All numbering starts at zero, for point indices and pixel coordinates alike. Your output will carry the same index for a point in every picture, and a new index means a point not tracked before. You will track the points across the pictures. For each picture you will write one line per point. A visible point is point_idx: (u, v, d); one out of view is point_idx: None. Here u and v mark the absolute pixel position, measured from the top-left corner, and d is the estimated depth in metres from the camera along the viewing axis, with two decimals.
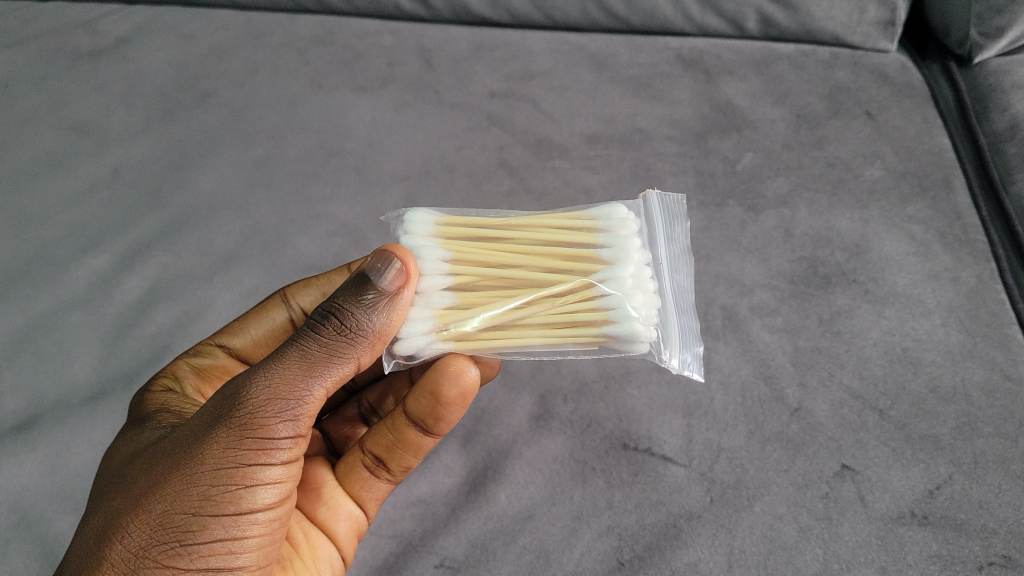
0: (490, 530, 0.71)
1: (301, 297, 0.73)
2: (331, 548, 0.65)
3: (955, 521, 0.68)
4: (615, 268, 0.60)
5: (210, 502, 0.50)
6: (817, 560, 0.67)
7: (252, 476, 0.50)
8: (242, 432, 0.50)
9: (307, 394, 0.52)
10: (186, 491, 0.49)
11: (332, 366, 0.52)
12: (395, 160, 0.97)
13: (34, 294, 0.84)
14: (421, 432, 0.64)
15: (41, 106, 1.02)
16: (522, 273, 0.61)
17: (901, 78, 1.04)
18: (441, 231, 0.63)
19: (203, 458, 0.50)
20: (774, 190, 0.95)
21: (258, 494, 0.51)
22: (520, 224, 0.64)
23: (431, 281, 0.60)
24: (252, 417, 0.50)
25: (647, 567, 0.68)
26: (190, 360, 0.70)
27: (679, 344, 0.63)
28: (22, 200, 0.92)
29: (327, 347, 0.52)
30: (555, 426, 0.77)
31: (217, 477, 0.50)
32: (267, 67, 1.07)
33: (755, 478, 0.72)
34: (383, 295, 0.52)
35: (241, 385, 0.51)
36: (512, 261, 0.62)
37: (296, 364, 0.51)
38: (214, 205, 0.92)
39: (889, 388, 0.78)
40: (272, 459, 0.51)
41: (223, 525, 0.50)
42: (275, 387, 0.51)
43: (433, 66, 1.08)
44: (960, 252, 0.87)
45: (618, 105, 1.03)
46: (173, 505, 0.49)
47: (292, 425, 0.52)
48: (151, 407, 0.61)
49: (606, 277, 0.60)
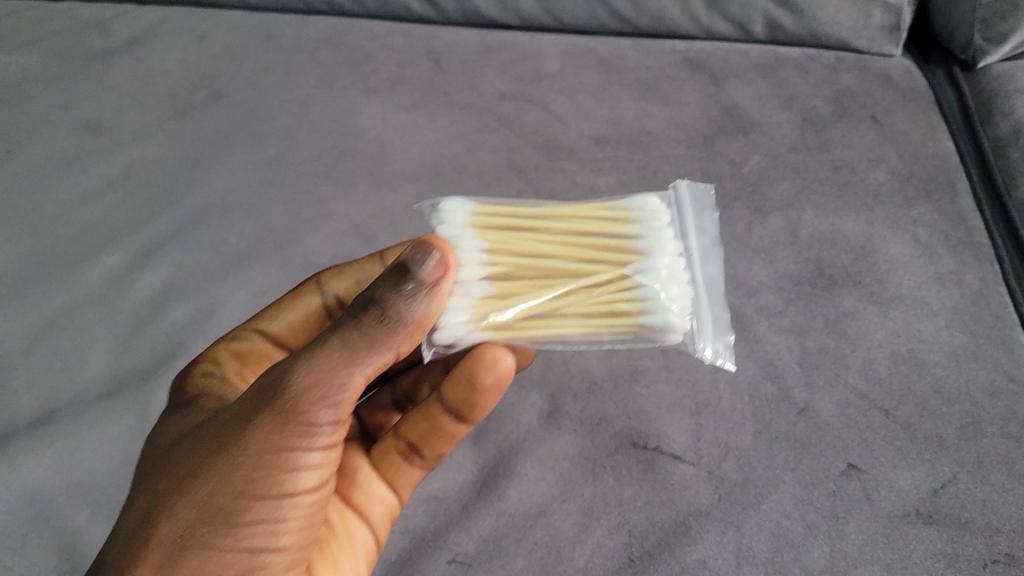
0: (502, 526, 0.72)
1: (334, 283, 0.74)
2: (365, 532, 0.65)
3: (959, 520, 0.70)
4: (652, 259, 0.62)
5: (253, 486, 0.51)
6: (824, 557, 0.69)
7: (294, 462, 0.52)
8: (284, 420, 0.51)
9: (347, 381, 0.52)
10: (229, 475, 0.51)
11: (373, 355, 0.52)
12: (405, 160, 0.98)
13: (51, 291, 0.85)
14: (455, 420, 0.67)
15: (55, 105, 1.03)
16: (559, 263, 0.62)
17: (906, 82, 1.06)
18: (475, 219, 0.63)
19: (246, 443, 0.51)
20: (780, 192, 0.96)
21: (299, 478, 0.52)
22: (553, 213, 0.65)
23: (469, 269, 0.60)
24: (294, 405, 0.51)
25: (657, 564, 0.69)
26: (230, 345, 0.71)
27: (711, 334, 0.64)
28: (37, 198, 0.93)
29: (368, 336, 0.52)
30: (565, 424, 0.78)
31: (260, 463, 0.51)
32: (279, 67, 1.08)
33: (763, 476, 0.73)
34: (423, 284, 0.52)
35: (282, 372, 0.52)
36: (548, 250, 0.63)
37: (336, 353, 0.52)
38: (228, 204, 0.93)
39: (895, 388, 0.79)
40: (314, 444, 0.52)
41: (265, 508, 0.51)
42: (315, 375, 0.51)
43: (443, 67, 1.09)
44: (963, 256, 0.89)
45: (627, 107, 1.04)
46: (218, 488, 0.51)
47: (333, 412, 0.52)
48: (193, 392, 0.63)
49: (642, 267, 0.62)
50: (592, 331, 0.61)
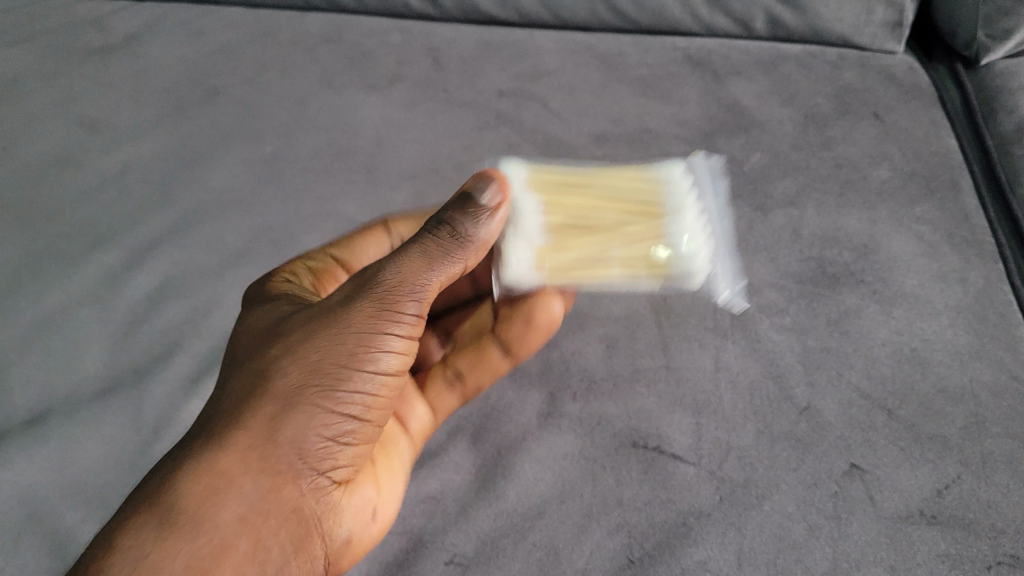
0: (500, 527, 0.71)
1: (401, 226, 0.82)
2: (405, 442, 0.72)
3: (963, 521, 0.70)
4: (682, 210, 0.69)
5: (350, 361, 0.57)
6: (826, 558, 0.69)
7: (382, 343, 0.58)
8: (381, 307, 0.58)
9: (428, 281, 0.60)
10: (330, 349, 0.57)
11: (449, 261, 0.61)
12: (404, 157, 0.97)
13: (46, 289, 0.84)
14: (503, 356, 0.75)
15: (51, 102, 1.02)
16: (603, 214, 0.69)
17: (909, 79, 1.05)
18: (531, 181, 0.71)
19: (349, 321, 0.58)
20: (781, 190, 0.95)
21: (384, 361, 0.59)
22: (598, 172, 0.72)
23: (527, 222, 0.68)
24: (389, 294, 0.59)
25: (657, 565, 0.68)
26: (306, 262, 0.77)
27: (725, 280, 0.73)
28: (33, 195, 0.92)
29: (445, 246, 0.60)
30: (564, 423, 0.77)
31: (358, 339, 0.58)
32: (276, 64, 1.07)
33: (764, 476, 0.73)
34: (484, 209, 0.61)
35: (377, 270, 0.60)
36: (593, 203, 0.70)
37: (419, 257, 0.60)
38: (225, 201, 0.92)
39: (898, 388, 0.79)
40: (400, 331, 0.59)
41: (359, 378, 0.58)
42: (404, 272, 0.59)
43: (441, 64, 1.08)
44: (967, 254, 0.88)
45: (627, 104, 1.03)
46: (320, 358, 0.57)
47: (418, 306, 0.60)
48: (275, 291, 0.69)
49: (682, 220, 0.69)
50: (635, 275, 0.68)
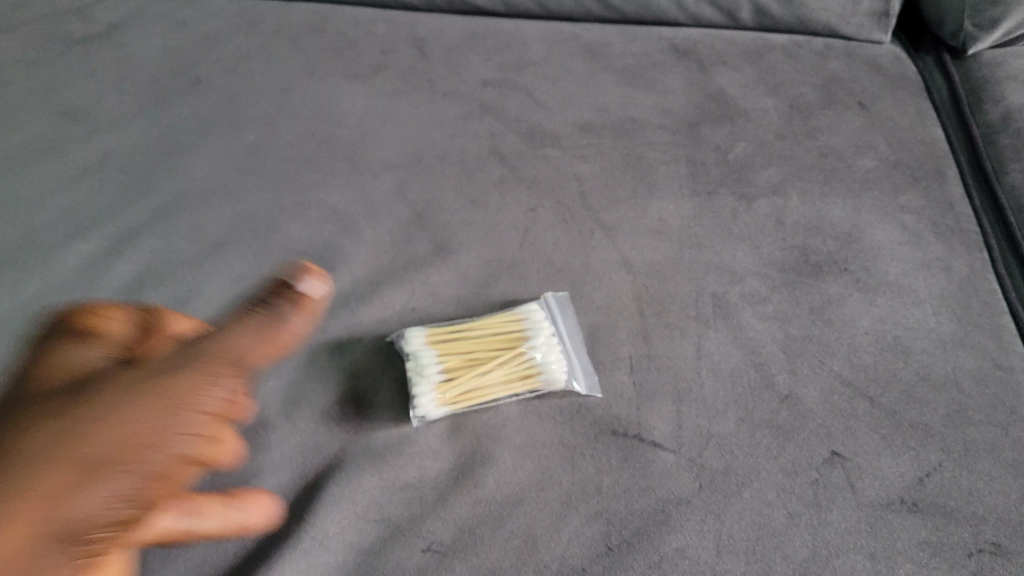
0: (478, 515, 0.70)
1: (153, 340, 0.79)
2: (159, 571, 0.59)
3: (944, 508, 0.70)
4: (537, 340, 0.78)
5: (139, 438, 0.52)
6: (806, 545, 0.68)
7: (178, 424, 0.53)
8: (171, 398, 0.53)
9: (222, 388, 0.55)
10: (124, 416, 0.53)
11: (232, 367, 0.56)
12: (387, 147, 0.97)
13: (24, 277, 0.83)
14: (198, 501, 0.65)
15: (33, 90, 1.01)
16: (481, 353, 0.77)
17: (895, 70, 1.05)
18: (421, 334, 0.78)
19: (149, 391, 0.54)
20: (766, 179, 0.94)
21: (177, 447, 0.53)
22: (472, 324, 0.79)
23: (419, 376, 0.75)
24: (208, 362, 0.55)
25: (635, 552, 0.68)
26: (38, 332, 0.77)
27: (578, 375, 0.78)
28: (12, 183, 0.92)
29: (263, 325, 0.57)
30: (543, 411, 0.76)
31: (153, 411, 0.53)
32: (260, 53, 1.07)
33: (744, 464, 0.73)
34: (295, 303, 0.58)
35: (187, 361, 0.55)
36: (471, 348, 0.78)
37: (228, 348, 0.56)
38: (206, 190, 0.92)
39: (880, 375, 0.79)
40: (201, 407, 0.54)
41: (144, 453, 0.52)
42: (214, 353, 0.55)
43: (426, 54, 1.07)
44: (951, 242, 0.88)
45: (612, 94, 1.03)
46: (105, 426, 0.52)
47: (223, 391, 0.56)
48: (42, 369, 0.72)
49: (544, 342, 0.78)
50: (515, 393, 0.76)
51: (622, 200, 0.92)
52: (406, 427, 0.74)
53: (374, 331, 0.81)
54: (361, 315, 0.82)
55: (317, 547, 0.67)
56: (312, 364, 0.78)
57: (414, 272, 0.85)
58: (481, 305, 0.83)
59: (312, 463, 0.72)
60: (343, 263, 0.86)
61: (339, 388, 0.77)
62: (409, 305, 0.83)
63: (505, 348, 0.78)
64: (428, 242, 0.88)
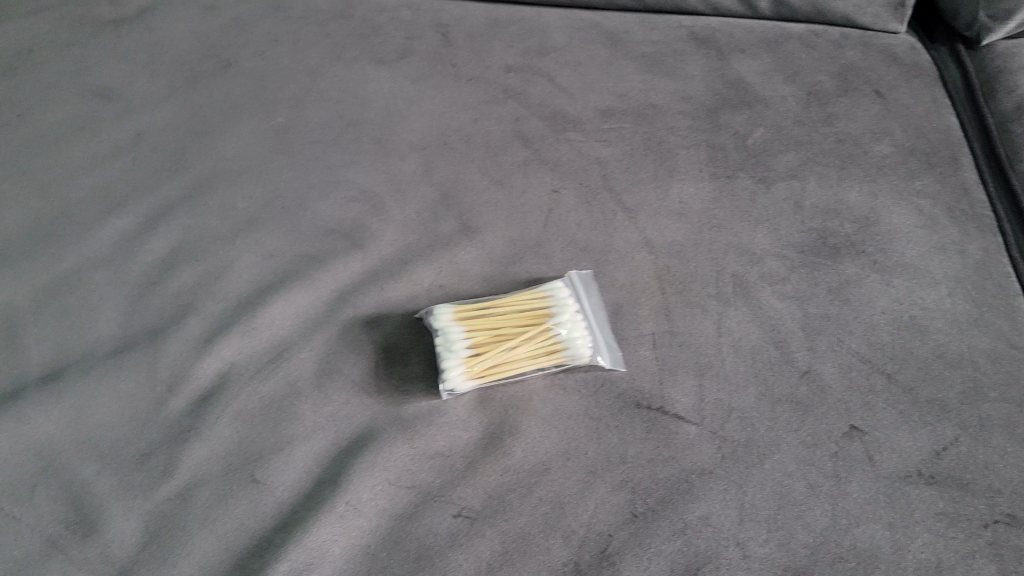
0: (507, 482, 0.71)
1: None
2: None
3: (960, 480, 0.72)
4: (564, 315, 0.79)
5: None
6: (826, 515, 0.70)
7: None
8: None
9: None
10: None
11: None
12: (412, 129, 0.99)
13: (61, 252, 0.86)
14: None
15: (65, 72, 1.04)
16: (509, 327, 0.78)
17: (910, 59, 1.07)
18: (449, 310, 0.79)
19: None
20: (784, 164, 0.96)
21: None
22: (499, 300, 0.80)
23: (448, 349, 0.75)
24: None
25: (660, 520, 0.69)
26: None
27: (604, 350, 0.79)
28: (47, 162, 0.94)
29: None
30: (569, 384, 0.78)
31: None
32: (287, 37, 1.09)
33: (765, 436, 0.74)
34: None
35: None
36: (499, 321, 0.78)
37: None
38: (236, 169, 0.94)
39: (897, 353, 0.80)
40: None
41: None
42: None
43: (450, 40, 1.09)
44: (966, 227, 0.90)
45: (632, 80, 1.05)
46: None
47: None
48: None
49: (569, 319, 0.79)
50: (541, 367, 0.77)
51: (643, 182, 0.94)
52: (436, 399, 0.76)
53: (403, 306, 0.83)
54: (390, 290, 0.84)
55: (350, 511, 0.69)
56: (344, 337, 0.80)
57: (441, 249, 0.87)
58: (507, 283, 0.85)
59: (345, 431, 0.74)
60: (371, 240, 0.88)
61: (370, 360, 0.79)
62: (437, 281, 0.85)
63: (531, 323, 0.78)
64: (454, 221, 0.90)
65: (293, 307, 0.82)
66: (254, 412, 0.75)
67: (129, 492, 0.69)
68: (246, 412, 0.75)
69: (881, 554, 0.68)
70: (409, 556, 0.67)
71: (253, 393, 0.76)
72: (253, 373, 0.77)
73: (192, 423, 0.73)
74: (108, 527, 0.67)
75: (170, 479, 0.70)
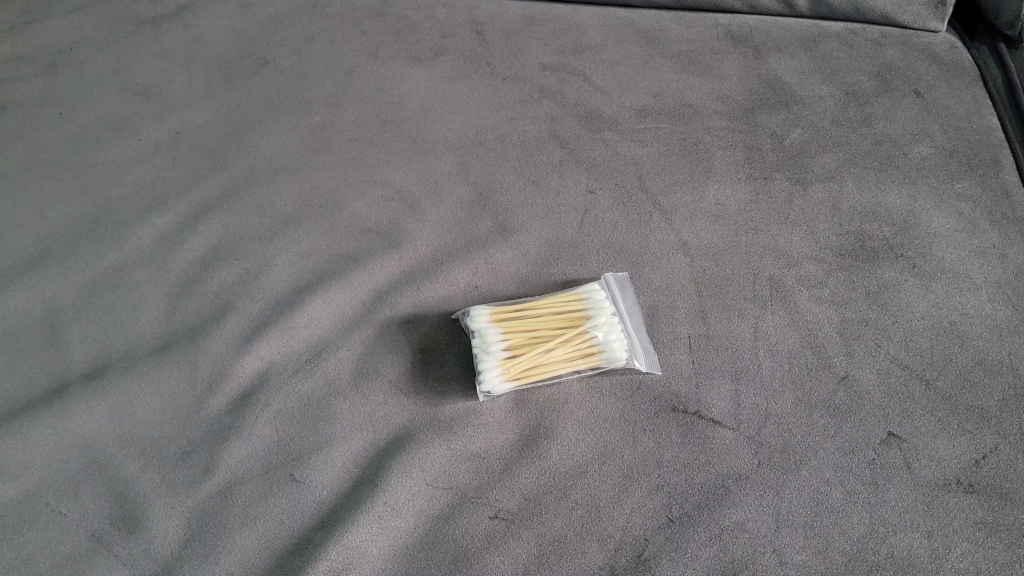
0: (543, 484, 0.71)
1: None
2: None
3: (1000, 490, 0.69)
4: (601, 318, 0.78)
5: None
6: (863, 523, 0.68)
7: None
8: None
9: None
10: None
11: None
12: (449, 128, 1.00)
13: (104, 249, 0.88)
14: None
15: (106, 68, 1.06)
16: (548, 330, 0.78)
17: (951, 58, 1.06)
18: (487, 313, 0.79)
19: None
20: (821, 165, 0.96)
21: None
22: (537, 304, 0.80)
23: (487, 351, 0.76)
24: None
25: (696, 524, 0.68)
26: None
27: (641, 353, 0.79)
28: (89, 160, 0.96)
29: None
30: (604, 388, 0.78)
31: None
32: (325, 35, 1.11)
33: (802, 443, 0.73)
34: None
35: None
36: (536, 325, 0.78)
37: None
38: (273, 168, 0.96)
39: (936, 358, 0.79)
40: None
41: None
42: None
43: (485, 38, 1.11)
44: (1007, 231, 0.88)
45: (668, 79, 1.05)
46: None
47: None
48: None
49: (606, 322, 0.78)
50: (577, 370, 0.76)
51: (679, 183, 0.94)
52: (472, 402, 0.76)
53: (439, 306, 0.83)
54: (426, 290, 0.84)
55: (389, 512, 0.69)
56: (381, 337, 0.81)
57: (476, 250, 0.88)
58: (542, 284, 0.85)
59: (382, 432, 0.74)
60: (407, 239, 0.89)
61: (407, 361, 0.79)
62: (472, 281, 0.85)
63: (567, 326, 0.78)
64: (489, 223, 0.90)
65: (331, 308, 0.83)
66: (293, 412, 0.75)
67: (172, 489, 0.70)
68: (284, 411, 0.75)
69: (919, 562, 0.65)
70: (445, 558, 0.67)
71: (291, 392, 0.77)
72: (292, 371, 0.78)
73: (232, 421, 0.74)
74: (151, 523, 0.68)
75: (211, 477, 0.71)
